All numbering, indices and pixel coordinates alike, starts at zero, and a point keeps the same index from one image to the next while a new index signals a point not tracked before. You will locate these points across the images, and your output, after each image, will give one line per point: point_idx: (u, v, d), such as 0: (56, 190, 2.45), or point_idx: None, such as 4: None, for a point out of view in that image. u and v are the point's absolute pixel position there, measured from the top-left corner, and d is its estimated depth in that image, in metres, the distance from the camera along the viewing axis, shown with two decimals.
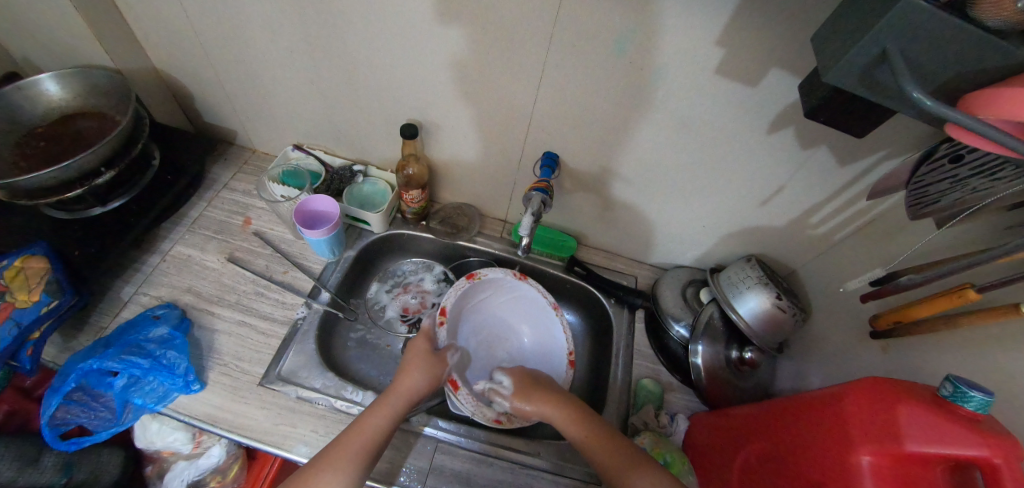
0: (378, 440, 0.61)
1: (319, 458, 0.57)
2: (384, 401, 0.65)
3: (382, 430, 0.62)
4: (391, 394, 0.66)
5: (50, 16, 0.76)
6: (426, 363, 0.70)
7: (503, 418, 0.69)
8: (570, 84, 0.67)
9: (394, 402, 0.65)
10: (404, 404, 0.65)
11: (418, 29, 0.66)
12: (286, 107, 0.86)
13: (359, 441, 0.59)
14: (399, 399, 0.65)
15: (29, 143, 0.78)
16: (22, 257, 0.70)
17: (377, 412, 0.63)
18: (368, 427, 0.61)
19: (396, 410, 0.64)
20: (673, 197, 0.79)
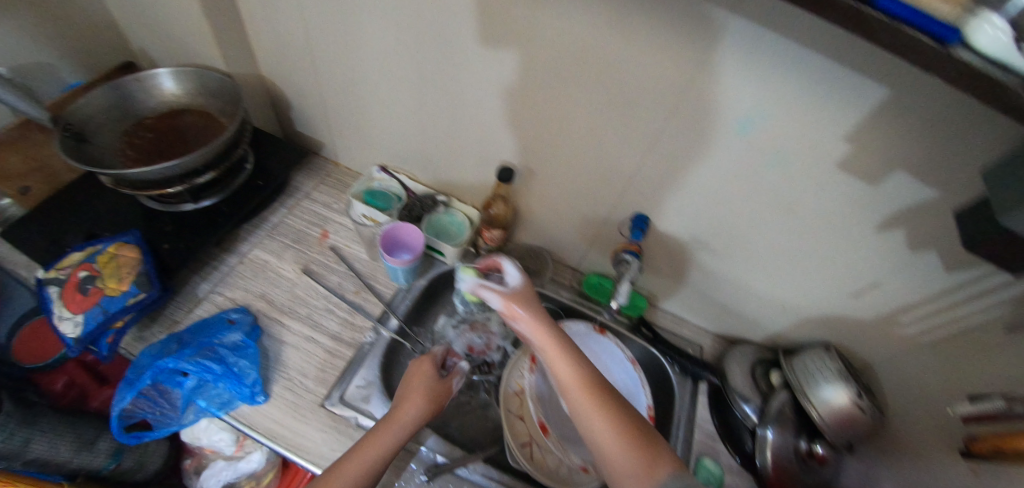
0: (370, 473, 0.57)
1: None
2: (380, 431, 0.61)
3: (378, 461, 0.58)
4: (387, 423, 0.62)
5: (181, 19, 0.80)
6: (428, 392, 0.66)
7: (590, 467, 0.71)
8: (678, 153, 0.67)
9: (390, 432, 0.61)
10: (399, 434, 0.61)
11: (534, 79, 0.68)
12: (381, 130, 0.88)
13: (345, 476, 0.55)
14: (397, 427, 0.62)
15: (136, 133, 0.80)
16: (117, 243, 0.74)
17: (371, 442, 0.59)
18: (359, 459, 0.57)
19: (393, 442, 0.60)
20: (757, 275, 0.78)
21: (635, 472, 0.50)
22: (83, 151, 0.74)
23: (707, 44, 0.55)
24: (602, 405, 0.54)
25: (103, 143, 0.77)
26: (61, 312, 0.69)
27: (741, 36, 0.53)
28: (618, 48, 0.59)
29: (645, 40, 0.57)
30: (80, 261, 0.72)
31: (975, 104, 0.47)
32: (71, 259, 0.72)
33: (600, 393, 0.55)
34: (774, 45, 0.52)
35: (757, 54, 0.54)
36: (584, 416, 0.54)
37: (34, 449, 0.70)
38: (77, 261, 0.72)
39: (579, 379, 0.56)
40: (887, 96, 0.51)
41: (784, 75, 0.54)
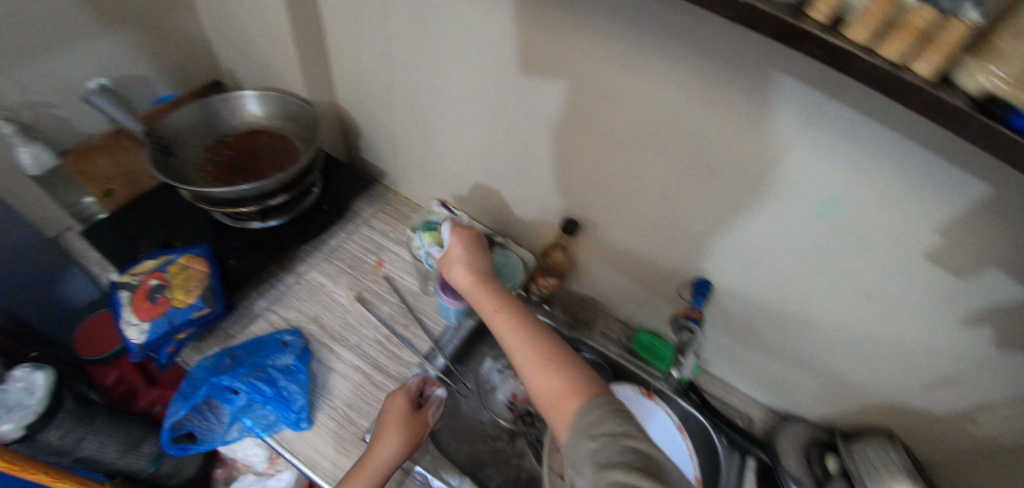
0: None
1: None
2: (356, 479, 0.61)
3: None
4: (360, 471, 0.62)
5: (273, 48, 0.86)
6: (403, 431, 0.65)
7: None
8: (751, 224, 0.65)
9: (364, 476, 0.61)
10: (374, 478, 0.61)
11: (609, 136, 0.68)
12: (446, 167, 0.90)
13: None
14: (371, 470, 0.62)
15: (216, 150, 0.84)
16: (187, 255, 0.76)
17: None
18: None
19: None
20: (819, 354, 0.74)
21: (559, 399, 0.52)
22: (168, 164, 0.77)
23: (797, 126, 0.54)
24: (529, 343, 0.58)
25: (186, 158, 0.80)
26: (129, 317, 0.71)
27: (835, 124, 0.52)
28: (702, 118, 0.59)
29: (732, 115, 0.57)
30: (152, 269, 0.75)
31: None
32: (145, 266, 0.75)
33: (530, 334, 0.59)
34: (870, 134, 0.50)
35: (849, 141, 0.52)
36: (527, 372, 0.56)
37: (84, 447, 0.73)
38: (150, 269, 0.75)
39: (509, 327, 0.61)
40: (989, 194, 0.47)
41: (874, 161, 0.52)
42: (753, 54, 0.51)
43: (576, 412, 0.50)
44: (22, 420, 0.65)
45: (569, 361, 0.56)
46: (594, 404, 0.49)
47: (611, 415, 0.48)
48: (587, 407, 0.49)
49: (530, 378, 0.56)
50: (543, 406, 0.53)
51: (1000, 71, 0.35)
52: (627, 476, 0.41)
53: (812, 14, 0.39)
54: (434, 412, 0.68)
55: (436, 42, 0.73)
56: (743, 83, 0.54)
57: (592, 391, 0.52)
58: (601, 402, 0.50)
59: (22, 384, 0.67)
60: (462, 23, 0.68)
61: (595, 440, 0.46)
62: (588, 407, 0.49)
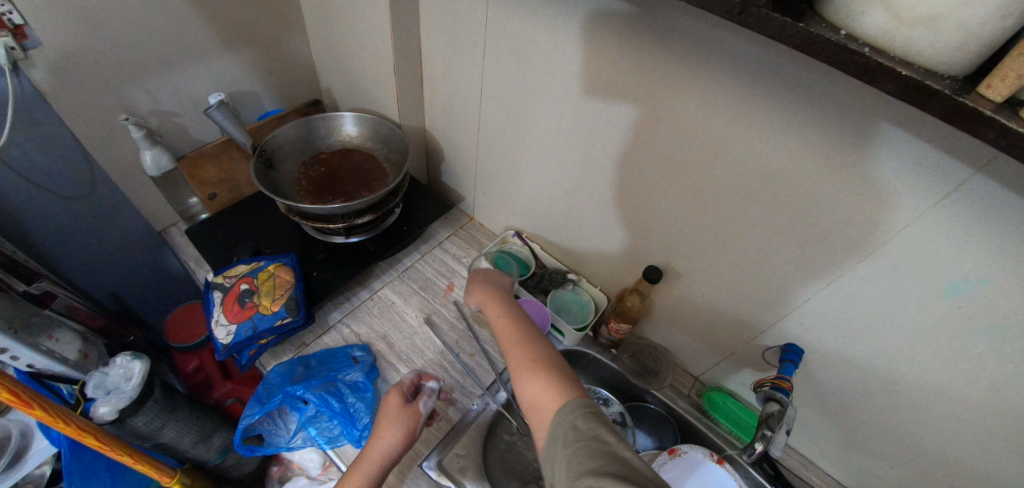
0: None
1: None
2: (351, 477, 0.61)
3: None
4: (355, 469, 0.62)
5: (372, 73, 0.90)
6: (396, 423, 0.66)
7: None
8: (861, 297, 0.60)
9: (361, 474, 0.61)
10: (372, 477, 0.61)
11: (707, 188, 0.65)
12: (525, 199, 0.91)
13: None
14: (368, 466, 0.62)
15: (311, 165, 0.88)
16: (275, 263, 0.80)
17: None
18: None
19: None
20: (924, 447, 0.67)
21: (541, 403, 0.52)
22: (269, 176, 0.82)
23: (935, 202, 0.49)
24: (521, 349, 0.60)
25: (285, 172, 0.85)
26: (220, 318, 0.75)
27: (983, 204, 0.46)
28: (819, 183, 0.55)
29: (857, 183, 0.52)
30: (244, 274, 0.79)
31: None
32: (238, 271, 0.79)
33: (523, 343, 0.61)
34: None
35: (1000, 225, 0.46)
36: (517, 380, 0.57)
37: (164, 434, 0.75)
38: (242, 273, 0.79)
39: (507, 338, 0.63)
40: None
41: (1022, 245, 0.46)
42: (892, 122, 0.47)
43: (552, 415, 0.50)
44: (116, 403, 0.68)
45: (553, 366, 0.56)
46: (570, 405, 0.49)
47: (583, 417, 0.47)
48: (562, 409, 0.49)
49: (518, 384, 0.57)
50: (527, 411, 0.54)
51: None
52: (596, 481, 0.41)
53: (984, 92, 0.34)
54: (423, 401, 0.68)
55: (535, 80, 0.73)
56: (875, 152, 0.50)
57: (570, 395, 0.51)
58: (575, 406, 0.49)
59: (123, 370, 0.72)
60: (564, 64, 0.68)
61: (567, 446, 0.46)
62: (564, 409, 0.49)
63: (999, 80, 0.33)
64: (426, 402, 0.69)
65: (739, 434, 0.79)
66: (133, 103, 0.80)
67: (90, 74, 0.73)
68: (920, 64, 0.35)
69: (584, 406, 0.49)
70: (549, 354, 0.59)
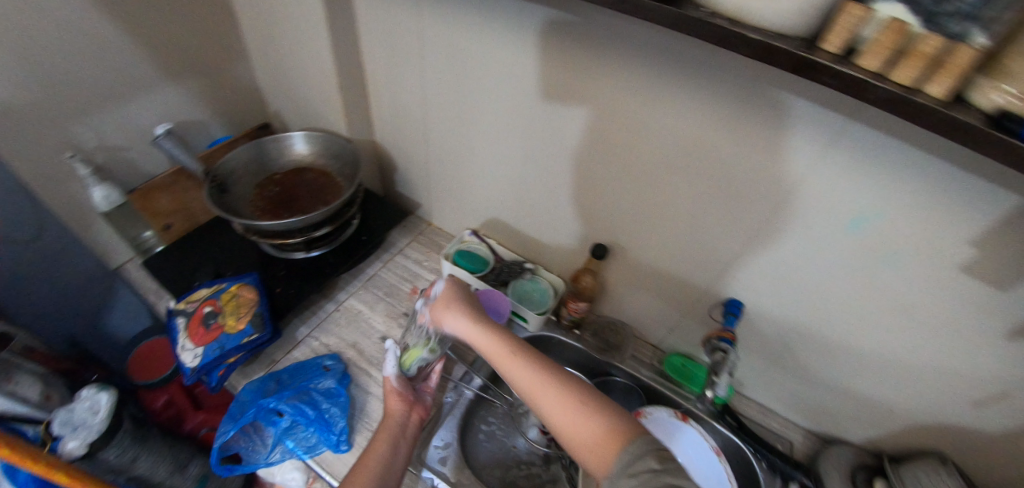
0: (389, 470, 0.63)
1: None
2: (380, 432, 0.68)
3: (382, 463, 0.63)
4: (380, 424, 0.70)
5: (318, 92, 0.93)
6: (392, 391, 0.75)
7: None
8: (781, 246, 0.67)
9: (386, 426, 0.69)
10: (395, 426, 0.69)
11: (636, 164, 0.71)
12: (476, 197, 0.94)
13: (367, 471, 0.61)
14: (388, 419, 0.70)
15: (266, 186, 0.90)
16: (238, 283, 0.81)
17: (375, 445, 0.66)
18: (370, 458, 0.64)
19: (396, 439, 0.68)
20: (856, 374, 0.74)
21: (596, 441, 0.49)
22: (223, 199, 0.83)
23: (823, 148, 0.56)
24: (550, 382, 0.56)
25: (239, 194, 0.87)
26: (185, 342, 0.76)
27: (859, 144, 0.54)
28: (726, 145, 0.62)
29: (756, 140, 0.60)
30: (206, 296, 0.80)
31: None
32: (199, 294, 0.79)
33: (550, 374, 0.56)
34: (896, 152, 0.53)
35: (875, 161, 0.54)
36: (557, 421, 0.53)
37: (137, 467, 0.75)
38: (204, 297, 0.80)
39: (531, 381, 0.56)
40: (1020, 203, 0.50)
41: (899, 176, 0.54)
42: (773, 82, 0.55)
43: (618, 453, 0.47)
44: (86, 437, 0.68)
45: (596, 398, 0.53)
46: (635, 442, 0.47)
47: (653, 455, 0.45)
48: (629, 446, 0.47)
49: (561, 425, 0.52)
50: (581, 455, 0.50)
51: (1010, 88, 0.38)
52: None
53: (824, 46, 0.42)
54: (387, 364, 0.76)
55: (471, 82, 0.78)
56: (766, 110, 0.57)
57: (629, 428, 0.49)
58: (640, 441, 0.47)
59: (89, 403, 0.71)
60: (494, 63, 0.74)
61: (634, 477, 0.44)
62: (631, 444, 0.47)
63: (834, 35, 0.41)
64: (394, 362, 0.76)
65: (687, 384, 0.85)
66: (77, 140, 0.81)
67: (32, 116, 0.74)
68: (774, 29, 0.42)
69: (648, 440, 0.47)
70: (586, 385, 0.55)
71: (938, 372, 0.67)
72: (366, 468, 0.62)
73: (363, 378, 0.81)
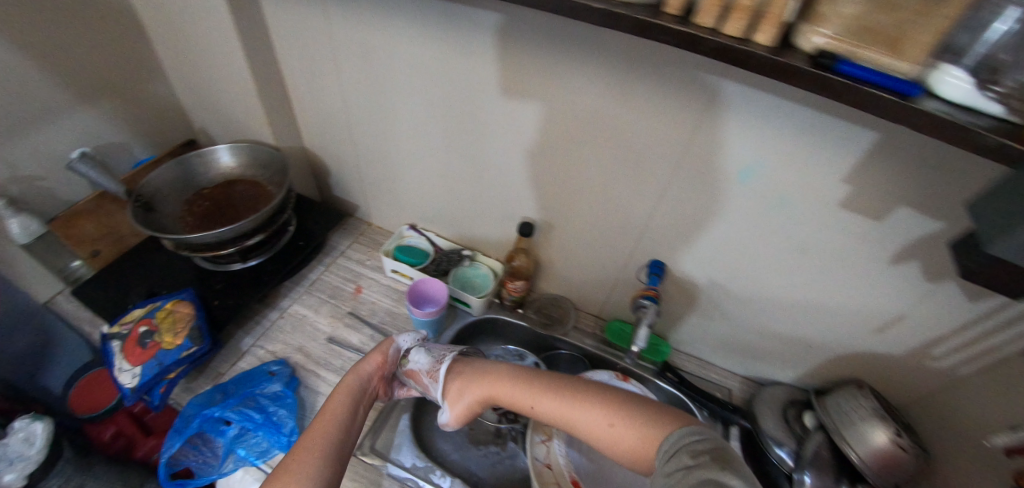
0: (344, 435, 0.64)
1: (294, 448, 0.60)
2: (340, 393, 0.69)
3: (340, 423, 0.65)
4: (342, 384, 0.71)
5: (239, 103, 0.93)
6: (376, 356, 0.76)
7: None
8: (688, 204, 0.71)
9: (347, 389, 0.70)
10: (358, 388, 0.71)
11: (549, 141, 0.74)
12: (409, 192, 0.96)
13: (321, 435, 0.62)
14: (350, 382, 0.71)
15: (196, 202, 0.90)
16: (173, 300, 0.80)
17: (331, 408, 0.67)
18: (326, 421, 0.65)
19: (355, 404, 0.69)
20: (774, 315, 0.79)
21: (638, 448, 0.57)
22: (150, 218, 0.83)
23: (705, 106, 0.61)
24: (579, 412, 0.62)
25: (168, 212, 0.86)
26: (122, 364, 0.75)
27: (734, 98, 0.59)
28: (623, 114, 0.66)
29: (647, 106, 0.64)
30: (141, 316, 0.78)
31: (947, 145, 0.53)
32: (133, 315, 0.78)
33: (575, 404, 0.63)
34: (765, 103, 0.58)
35: (750, 114, 0.59)
36: (605, 441, 0.60)
37: None
38: (138, 317, 0.78)
39: (568, 410, 0.63)
40: (875, 137, 0.55)
41: (771, 125, 0.59)
42: (651, 48, 0.59)
43: (658, 454, 0.54)
44: (23, 469, 0.67)
45: (624, 410, 0.60)
46: (671, 439, 0.54)
47: (686, 452, 0.50)
48: (665, 445, 0.54)
49: (609, 446, 0.59)
50: (630, 461, 0.58)
51: (826, 30, 0.42)
52: None
53: (668, 10, 0.46)
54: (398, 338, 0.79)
55: (386, 79, 0.80)
56: (650, 76, 0.61)
57: (661, 429, 0.56)
58: (675, 438, 0.54)
59: (23, 434, 0.69)
60: (404, 57, 0.76)
61: (670, 475, 0.49)
62: (667, 443, 0.54)
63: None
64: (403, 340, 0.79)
65: (619, 344, 0.90)
66: None
67: None
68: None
69: (681, 434, 0.53)
70: (612, 400, 0.62)
71: (840, 303, 0.73)
72: (319, 431, 0.63)
73: (310, 379, 0.82)
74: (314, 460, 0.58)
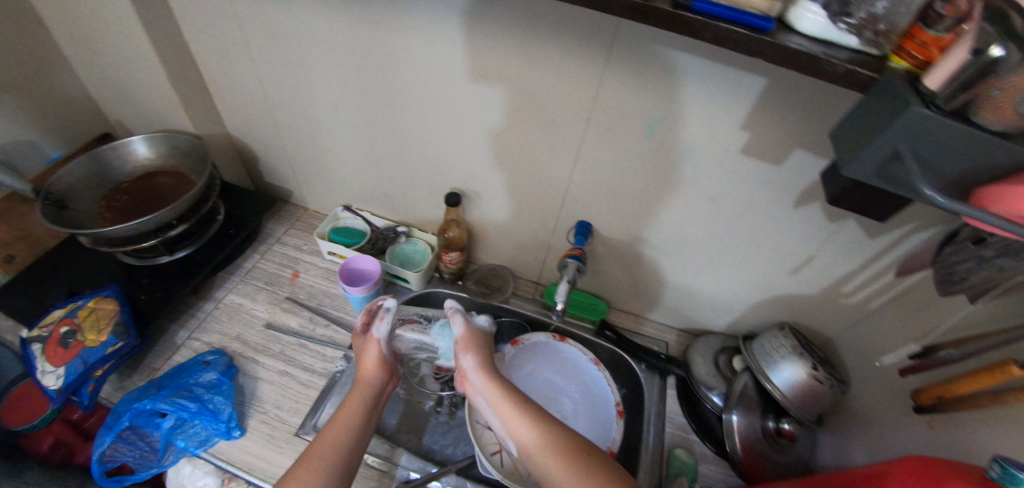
0: (354, 444, 0.59)
1: (303, 454, 0.56)
2: (352, 396, 0.66)
3: (350, 431, 0.61)
4: (354, 388, 0.67)
5: (151, 91, 0.89)
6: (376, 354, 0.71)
7: None
8: (603, 161, 0.72)
9: (359, 395, 0.66)
10: (369, 392, 0.66)
11: (465, 108, 0.74)
12: (341, 174, 0.95)
13: (333, 443, 0.58)
14: (364, 387, 0.67)
15: (114, 197, 0.86)
16: (96, 298, 0.77)
17: (343, 414, 0.63)
18: (339, 425, 0.61)
19: (368, 409, 0.65)
20: (699, 266, 0.82)
21: None
22: (64, 217, 0.80)
23: (605, 63, 0.61)
24: (550, 447, 0.57)
25: (83, 209, 0.83)
26: (44, 366, 0.72)
27: (630, 52, 0.59)
28: (531, 76, 0.66)
29: (553, 67, 0.64)
30: (61, 317, 0.76)
31: (827, 85, 0.55)
32: (53, 316, 0.75)
33: (551, 439, 0.57)
34: (662, 55, 0.58)
35: (648, 66, 0.60)
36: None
37: None
38: (59, 318, 0.76)
39: (541, 439, 0.58)
40: (766, 83, 0.57)
41: (669, 77, 0.60)
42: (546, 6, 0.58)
43: None
44: None
45: (596, 463, 0.54)
46: None
47: None
48: None
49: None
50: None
51: None
52: None
53: None
54: (376, 327, 0.71)
55: (299, 58, 0.78)
56: (550, 35, 0.61)
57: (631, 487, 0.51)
58: None
59: None
60: (314, 31, 0.73)
61: None
62: None
63: None
64: (380, 326, 0.72)
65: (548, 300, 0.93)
66: None
67: None
68: None
69: None
70: (589, 446, 0.56)
71: (753, 249, 0.76)
72: (331, 437, 0.59)
73: (248, 365, 0.82)
74: (323, 469, 0.55)
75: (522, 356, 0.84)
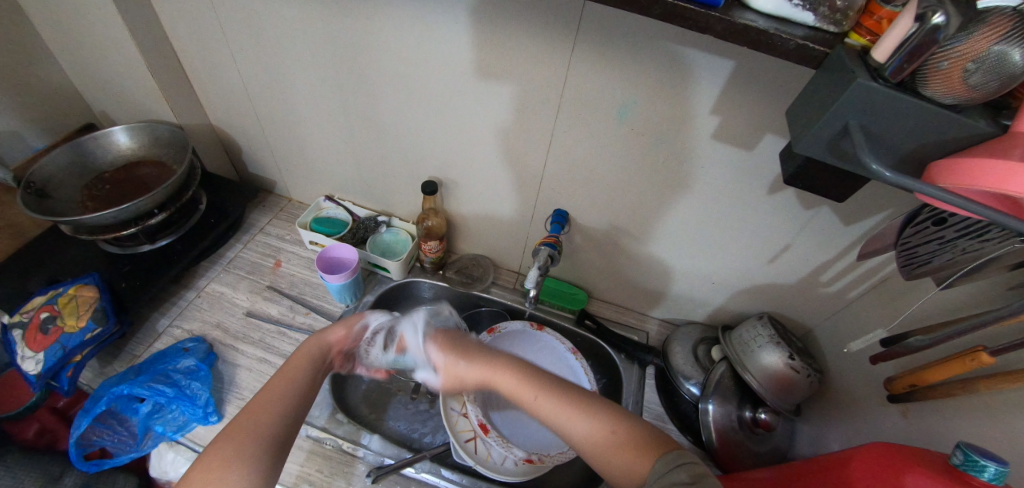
0: (297, 399, 0.58)
1: (249, 405, 0.55)
2: (299, 354, 0.64)
3: (296, 388, 0.59)
4: (302, 347, 0.65)
5: (133, 82, 0.90)
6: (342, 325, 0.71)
7: (535, 456, 0.73)
8: (577, 148, 0.72)
9: (307, 353, 0.64)
10: (319, 356, 0.65)
11: (440, 96, 0.74)
12: (322, 164, 0.96)
13: (278, 396, 0.57)
14: (312, 348, 0.65)
15: (95, 186, 0.87)
16: (76, 285, 0.78)
17: (290, 368, 0.61)
18: (283, 383, 0.59)
19: (315, 366, 0.63)
20: (676, 254, 0.82)
21: (630, 463, 0.50)
22: (45, 205, 0.81)
23: (574, 47, 0.61)
24: (575, 409, 0.55)
25: (65, 198, 0.84)
26: (24, 352, 0.73)
27: (599, 35, 0.59)
28: (502, 61, 0.66)
29: (523, 52, 0.64)
30: (42, 304, 0.76)
31: (793, 68, 0.54)
32: (34, 303, 0.76)
33: (576, 402, 0.56)
34: (631, 37, 0.58)
35: (618, 50, 0.59)
36: (592, 451, 0.53)
37: None
38: (39, 304, 0.76)
39: (564, 407, 0.56)
40: (733, 66, 0.56)
41: (640, 61, 0.59)
42: None
43: (654, 469, 0.47)
44: None
45: (623, 422, 0.54)
46: (666, 454, 0.48)
47: (684, 468, 0.45)
48: (663, 460, 0.48)
49: (596, 454, 0.52)
50: (615, 478, 0.50)
51: None
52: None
53: None
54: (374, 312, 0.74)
55: (274, 46, 0.78)
56: (519, 20, 0.61)
57: (664, 444, 0.51)
58: (674, 455, 0.48)
59: None
60: (286, 19, 0.73)
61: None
62: (663, 461, 0.47)
63: None
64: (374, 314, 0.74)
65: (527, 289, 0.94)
66: None
67: None
68: None
69: (678, 456, 0.47)
70: (613, 407, 0.56)
71: (728, 238, 0.76)
72: (276, 391, 0.57)
73: (227, 352, 0.82)
74: (266, 422, 0.53)
75: (499, 344, 0.84)
